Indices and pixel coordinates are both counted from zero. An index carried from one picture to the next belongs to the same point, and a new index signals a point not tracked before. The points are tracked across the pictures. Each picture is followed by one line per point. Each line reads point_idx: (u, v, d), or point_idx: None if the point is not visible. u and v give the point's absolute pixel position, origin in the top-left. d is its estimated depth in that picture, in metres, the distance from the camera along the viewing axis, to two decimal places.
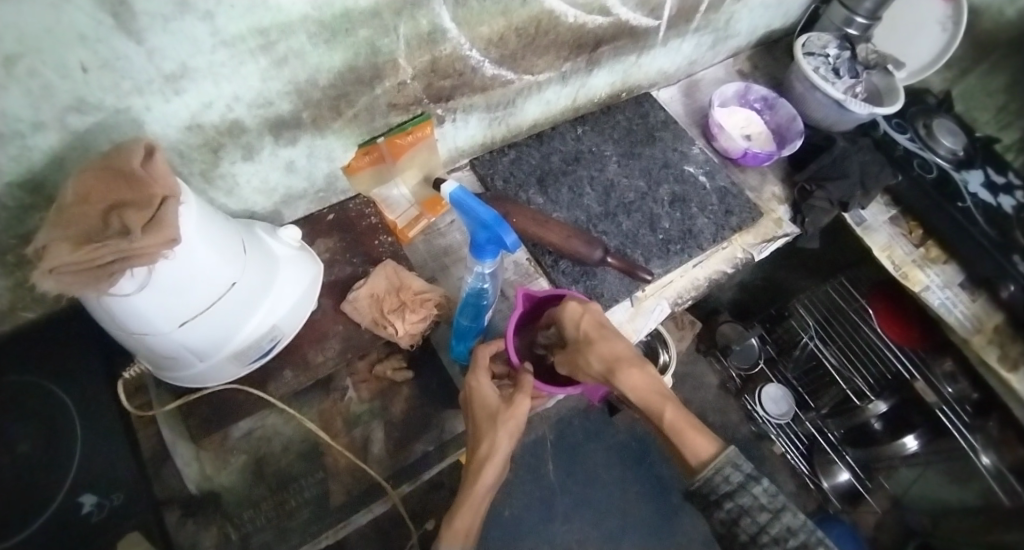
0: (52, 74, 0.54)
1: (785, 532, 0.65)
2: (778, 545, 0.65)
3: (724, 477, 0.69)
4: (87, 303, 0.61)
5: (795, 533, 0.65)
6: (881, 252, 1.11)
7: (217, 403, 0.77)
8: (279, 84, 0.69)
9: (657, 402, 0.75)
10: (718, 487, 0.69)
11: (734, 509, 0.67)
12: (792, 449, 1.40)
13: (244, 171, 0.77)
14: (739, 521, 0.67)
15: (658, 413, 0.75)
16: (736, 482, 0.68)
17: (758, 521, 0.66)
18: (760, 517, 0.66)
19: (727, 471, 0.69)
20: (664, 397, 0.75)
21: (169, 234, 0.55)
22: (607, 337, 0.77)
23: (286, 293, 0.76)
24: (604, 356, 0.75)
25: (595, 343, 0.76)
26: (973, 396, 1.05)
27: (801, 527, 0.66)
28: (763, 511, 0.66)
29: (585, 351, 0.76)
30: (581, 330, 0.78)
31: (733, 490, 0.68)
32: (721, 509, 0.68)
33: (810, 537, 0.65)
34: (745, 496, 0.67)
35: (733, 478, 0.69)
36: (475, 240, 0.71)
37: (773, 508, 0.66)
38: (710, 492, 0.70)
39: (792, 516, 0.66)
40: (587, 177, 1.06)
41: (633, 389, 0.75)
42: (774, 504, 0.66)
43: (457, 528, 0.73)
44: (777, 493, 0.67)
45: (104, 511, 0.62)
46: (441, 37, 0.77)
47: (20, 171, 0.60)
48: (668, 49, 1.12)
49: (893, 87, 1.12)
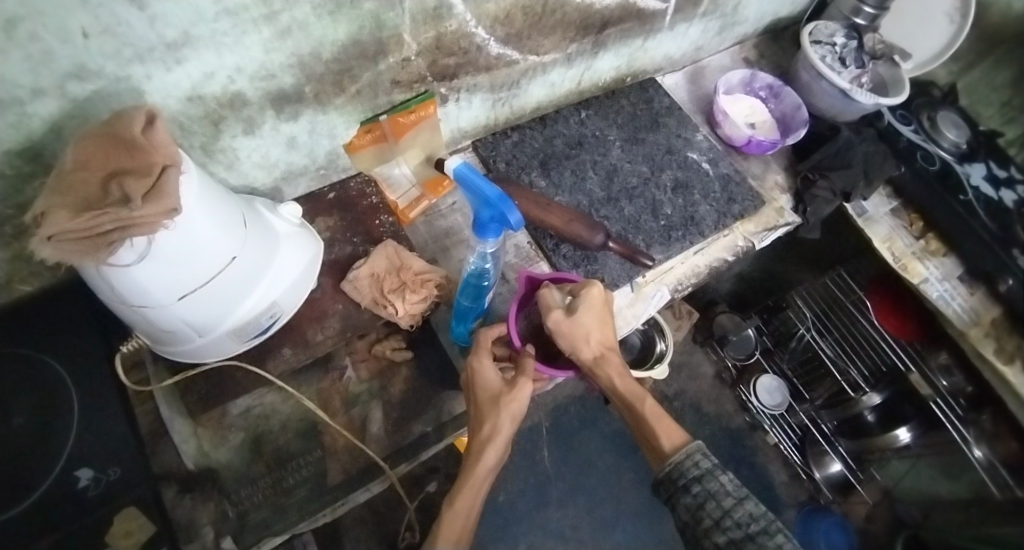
0: (51, 39, 0.53)
1: (748, 518, 0.66)
2: (740, 530, 0.66)
3: (693, 463, 0.71)
4: (87, 273, 0.60)
5: (757, 519, 0.66)
6: (883, 243, 1.15)
7: (215, 380, 0.77)
8: (281, 56, 0.68)
9: (639, 391, 0.78)
10: (688, 471, 0.71)
11: (701, 493, 0.69)
12: (785, 439, 1.42)
13: (244, 145, 0.76)
14: (704, 506, 0.68)
15: (638, 402, 0.78)
16: (704, 468, 0.70)
17: (722, 504, 0.67)
18: (725, 502, 0.67)
19: (696, 457, 0.71)
20: (643, 389, 0.79)
21: (169, 203, 0.54)
22: (605, 325, 0.79)
23: (287, 270, 0.75)
24: (598, 342, 0.79)
25: (595, 328, 0.78)
26: (967, 389, 1.00)
27: (763, 516, 0.67)
28: (727, 497, 0.67)
29: (588, 329, 0.78)
30: (596, 312, 0.78)
31: (701, 475, 0.70)
32: (688, 494, 0.69)
33: (770, 524, 0.66)
34: (712, 482, 0.69)
35: (701, 464, 0.71)
36: (478, 219, 0.69)
37: (738, 495, 0.68)
38: (678, 477, 0.71)
39: (754, 504, 0.68)
40: (590, 162, 1.05)
41: (617, 377, 0.79)
42: (739, 491, 0.68)
43: (457, 509, 0.74)
44: (742, 484, 0.69)
45: (101, 485, 0.61)
46: (447, 12, 0.76)
47: (18, 139, 0.59)
48: (674, 33, 1.11)
49: (901, 78, 1.10)
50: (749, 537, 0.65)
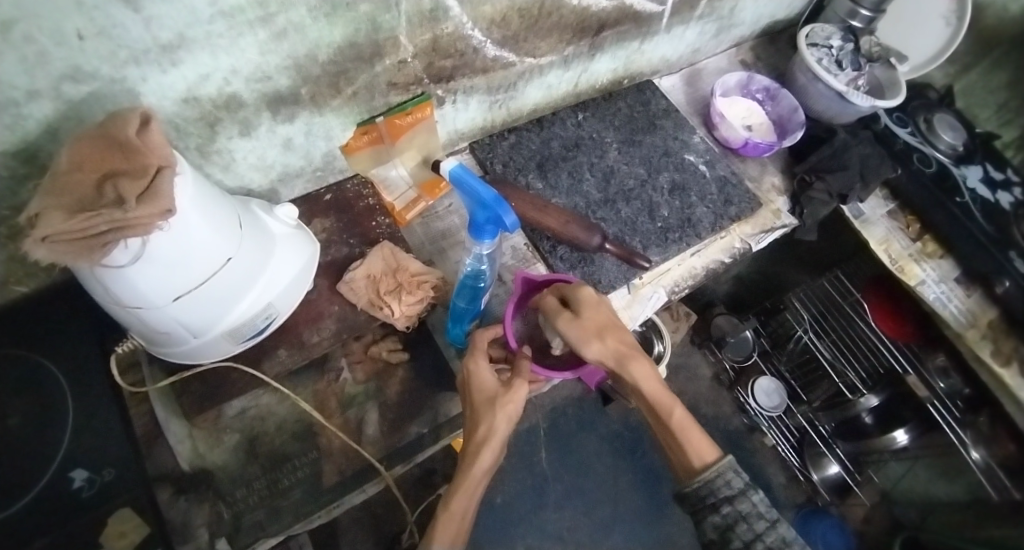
0: (46, 41, 0.53)
1: (780, 542, 0.66)
2: None
3: (725, 482, 0.69)
4: (79, 273, 0.60)
5: (789, 544, 0.66)
6: (879, 246, 1.09)
7: (210, 382, 0.76)
8: (277, 58, 0.68)
9: (667, 398, 0.75)
10: (719, 490, 0.69)
11: (731, 514, 0.68)
12: (782, 441, 1.41)
13: (241, 147, 0.76)
14: (734, 527, 0.67)
15: (665, 410, 0.75)
16: (737, 488, 0.69)
17: (755, 527, 0.66)
18: (757, 525, 0.67)
19: (728, 476, 0.70)
20: (671, 395, 0.75)
21: (163, 204, 0.54)
22: (617, 326, 0.77)
23: (283, 272, 0.75)
24: (617, 344, 0.75)
25: (607, 329, 0.76)
26: (964, 392, 1.05)
27: (795, 540, 0.67)
28: (760, 519, 0.67)
29: (602, 331, 0.75)
30: (605, 312, 0.77)
31: (733, 495, 0.69)
32: (717, 514, 0.69)
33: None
34: (745, 502, 0.68)
35: (734, 483, 0.69)
36: (473, 220, 0.70)
37: (770, 518, 0.67)
38: (708, 495, 0.70)
39: (786, 527, 0.68)
40: (586, 164, 1.05)
41: (643, 381, 0.75)
42: (771, 513, 0.67)
43: (452, 511, 0.73)
44: (773, 506, 0.69)
45: (95, 486, 0.61)
46: (443, 15, 0.76)
47: (14, 140, 0.59)
48: (671, 36, 1.11)
49: (896, 81, 1.10)
50: None
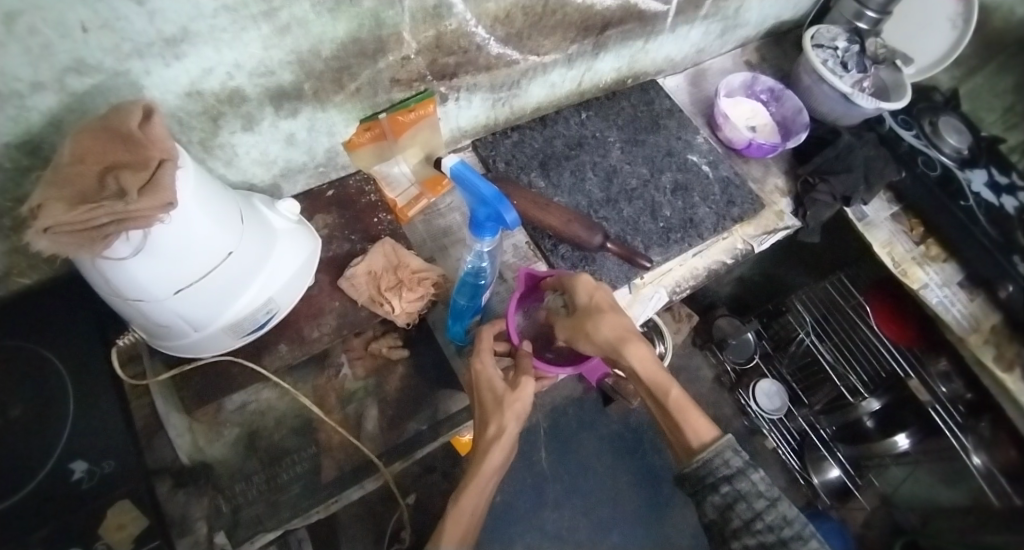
0: (51, 33, 0.53)
1: (781, 520, 0.65)
2: (771, 533, 0.65)
3: (723, 461, 0.69)
4: (81, 267, 0.61)
5: (790, 522, 0.65)
6: (882, 248, 1.08)
7: (211, 375, 0.77)
8: (281, 53, 0.68)
9: (664, 379, 0.74)
10: (717, 470, 0.69)
11: (730, 493, 0.67)
12: (784, 445, 1.39)
13: (244, 141, 0.76)
14: (733, 506, 0.67)
15: (663, 391, 0.74)
16: (736, 467, 0.68)
17: (754, 506, 0.66)
18: (757, 503, 0.66)
19: (726, 454, 0.69)
20: (669, 376, 0.75)
21: (166, 198, 0.54)
22: (613, 309, 0.76)
23: (284, 267, 0.75)
24: (611, 329, 0.74)
25: (604, 314, 0.75)
26: (967, 396, 1.05)
27: (798, 518, 0.65)
28: (759, 498, 0.66)
29: (595, 319, 0.75)
30: (593, 300, 0.77)
31: (731, 474, 0.68)
32: (717, 493, 0.68)
33: (804, 528, 0.65)
34: (743, 481, 0.67)
35: (732, 462, 0.69)
36: (473, 218, 0.69)
37: (770, 497, 0.66)
38: (706, 475, 0.69)
39: (787, 506, 0.66)
40: (589, 163, 1.05)
41: (640, 364, 0.74)
42: (771, 492, 0.67)
43: (462, 509, 0.74)
44: (774, 484, 0.68)
45: (93, 478, 0.61)
46: (446, 12, 0.76)
47: (17, 132, 0.59)
48: (675, 35, 1.11)
49: (902, 82, 1.09)
50: (781, 541, 0.64)
